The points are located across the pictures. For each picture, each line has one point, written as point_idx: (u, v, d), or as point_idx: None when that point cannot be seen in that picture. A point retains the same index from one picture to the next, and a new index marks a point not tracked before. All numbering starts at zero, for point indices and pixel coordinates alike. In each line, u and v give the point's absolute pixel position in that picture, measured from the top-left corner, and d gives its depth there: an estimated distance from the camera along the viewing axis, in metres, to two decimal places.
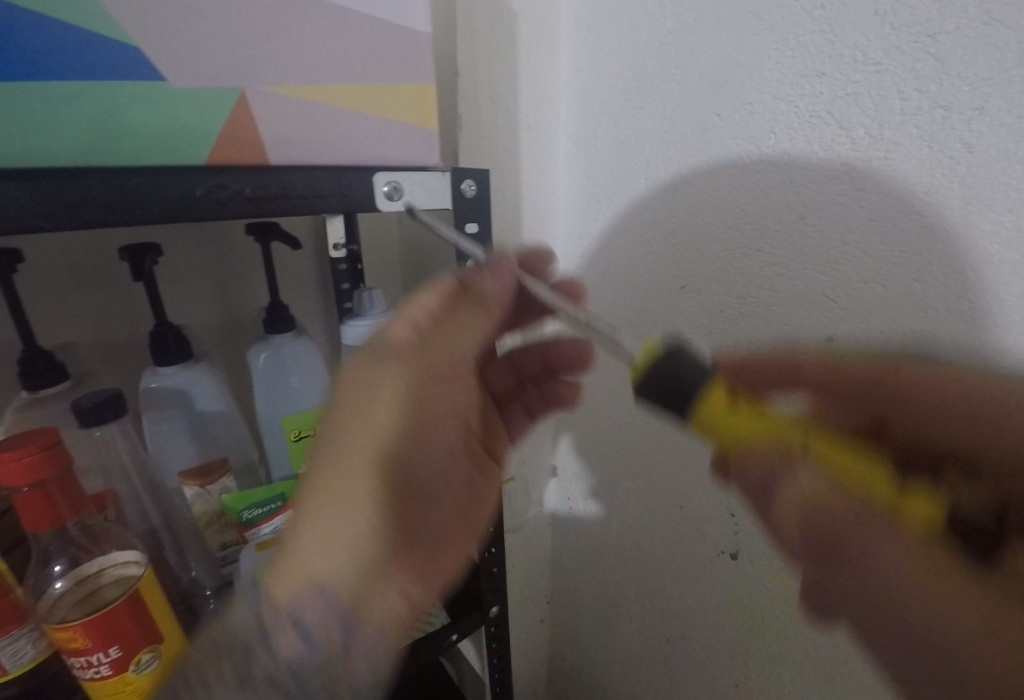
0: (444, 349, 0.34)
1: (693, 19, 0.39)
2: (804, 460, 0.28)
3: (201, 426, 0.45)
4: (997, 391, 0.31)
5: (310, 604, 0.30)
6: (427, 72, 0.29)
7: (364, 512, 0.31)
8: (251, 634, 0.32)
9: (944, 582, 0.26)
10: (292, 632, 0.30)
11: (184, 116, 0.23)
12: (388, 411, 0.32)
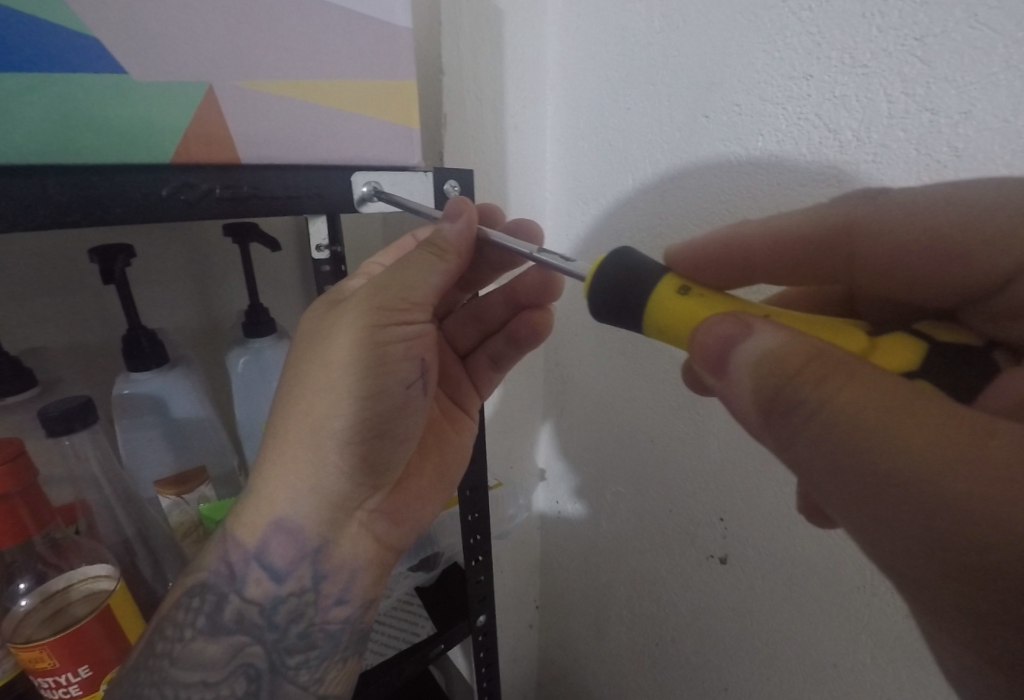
0: (394, 286, 0.31)
1: (681, 18, 0.38)
2: (761, 324, 0.25)
3: (178, 433, 0.43)
4: (942, 230, 0.29)
5: (272, 536, 0.32)
6: (407, 69, 0.29)
7: (325, 458, 0.31)
8: (220, 578, 0.32)
9: (919, 434, 0.21)
10: (253, 568, 0.32)
11: (147, 112, 0.22)
12: (343, 371, 0.30)
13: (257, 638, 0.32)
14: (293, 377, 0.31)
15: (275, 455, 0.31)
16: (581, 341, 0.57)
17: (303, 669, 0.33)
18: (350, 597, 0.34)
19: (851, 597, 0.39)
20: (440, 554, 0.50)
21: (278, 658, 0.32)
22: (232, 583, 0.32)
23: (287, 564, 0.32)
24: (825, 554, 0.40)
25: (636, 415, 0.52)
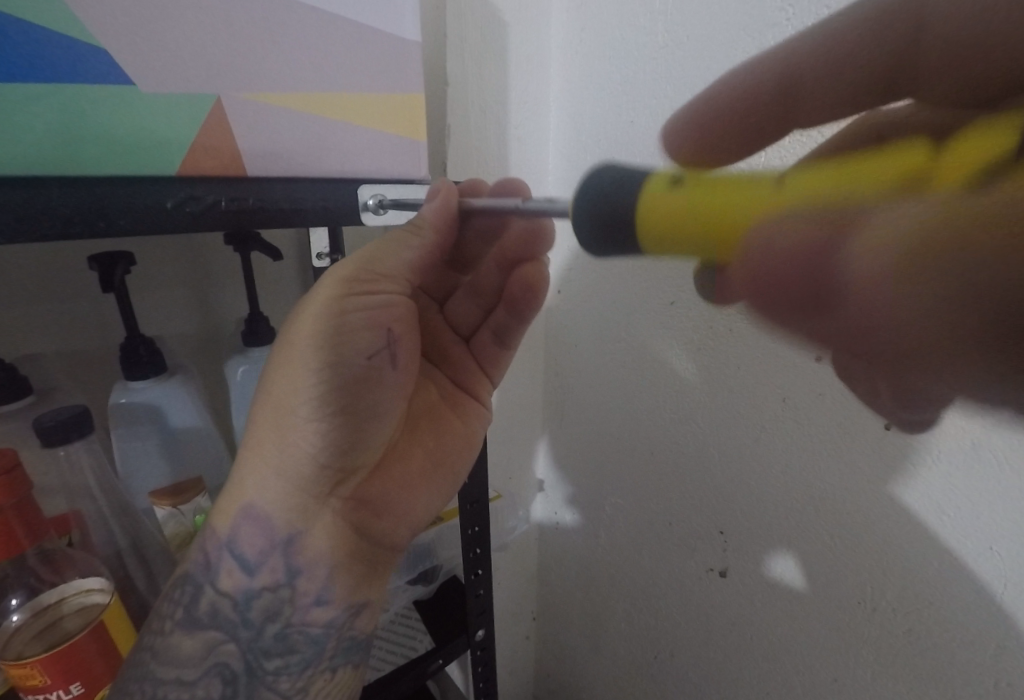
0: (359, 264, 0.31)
1: (684, 34, 0.38)
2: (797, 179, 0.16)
3: (175, 443, 0.42)
4: None
5: (242, 523, 0.32)
6: (415, 83, 0.29)
7: (284, 441, 0.31)
8: (198, 567, 0.32)
9: None
10: (225, 558, 0.32)
11: (154, 123, 0.22)
12: (306, 350, 0.30)
13: (234, 636, 0.31)
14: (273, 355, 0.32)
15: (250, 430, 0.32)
16: (581, 351, 0.56)
17: (284, 675, 0.31)
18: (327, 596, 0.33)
19: (853, 611, 0.39)
20: (438, 567, 0.50)
21: (256, 659, 0.31)
22: (207, 573, 0.31)
23: (257, 555, 0.32)
24: (826, 568, 0.40)
25: (637, 426, 0.52)
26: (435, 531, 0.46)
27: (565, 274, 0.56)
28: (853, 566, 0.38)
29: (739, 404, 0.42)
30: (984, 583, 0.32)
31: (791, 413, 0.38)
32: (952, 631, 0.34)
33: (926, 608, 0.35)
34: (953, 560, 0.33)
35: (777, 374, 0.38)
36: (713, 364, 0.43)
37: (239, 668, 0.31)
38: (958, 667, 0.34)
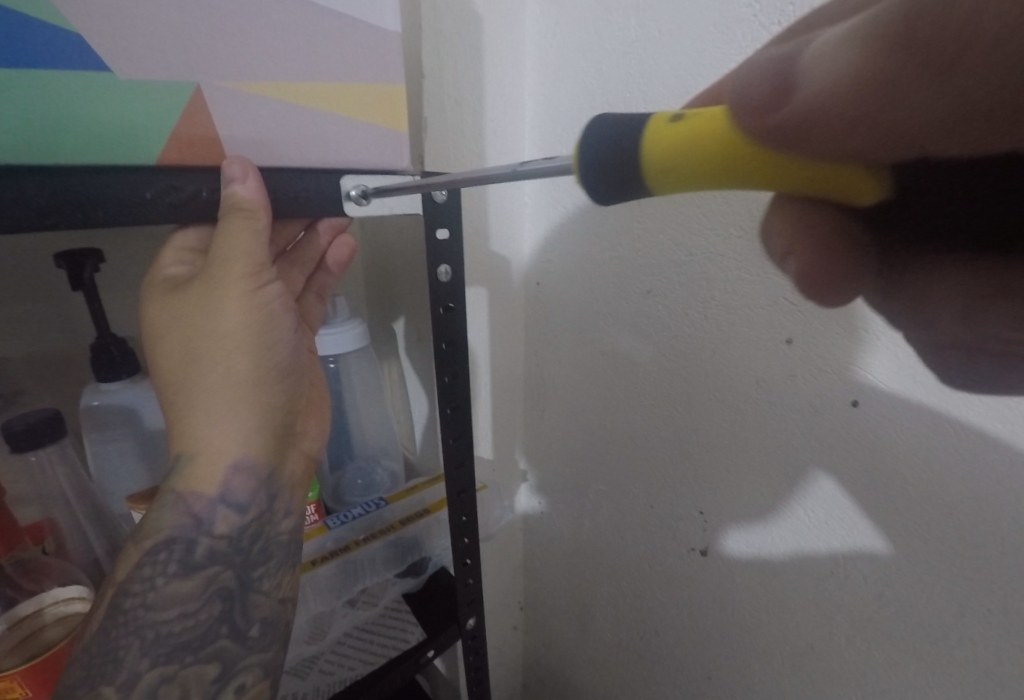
0: (229, 261, 0.26)
1: (656, 27, 0.39)
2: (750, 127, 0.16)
3: (150, 443, 0.41)
4: None
5: (230, 477, 0.29)
6: (395, 72, 0.29)
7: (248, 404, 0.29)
8: (184, 528, 0.28)
9: None
10: (218, 508, 0.29)
11: (131, 111, 0.21)
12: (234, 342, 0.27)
13: (227, 563, 0.29)
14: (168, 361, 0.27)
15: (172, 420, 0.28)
16: (561, 342, 0.57)
17: (265, 576, 0.31)
18: (293, 507, 0.33)
19: (827, 581, 0.41)
20: (427, 559, 0.50)
21: (244, 573, 0.30)
22: (199, 527, 0.29)
23: (250, 493, 0.30)
24: (801, 538, 0.42)
25: (617, 414, 0.53)
26: (423, 522, 0.47)
27: (543, 265, 0.56)
28: (825, 534, 0.40)
29: (716, 387, 0.43)
30: (945, 545, 0.34)
31: (765, 395, 0.40)
32: (918, 595, 0.36)
33: (895, 574, 0.36)
34: (918, 526, 0.34)
35: (752, 357, 0.40)
36: (690, 350, 0.44)
37: (235, 587, 0.29)
38: (924, 626, 0.36)
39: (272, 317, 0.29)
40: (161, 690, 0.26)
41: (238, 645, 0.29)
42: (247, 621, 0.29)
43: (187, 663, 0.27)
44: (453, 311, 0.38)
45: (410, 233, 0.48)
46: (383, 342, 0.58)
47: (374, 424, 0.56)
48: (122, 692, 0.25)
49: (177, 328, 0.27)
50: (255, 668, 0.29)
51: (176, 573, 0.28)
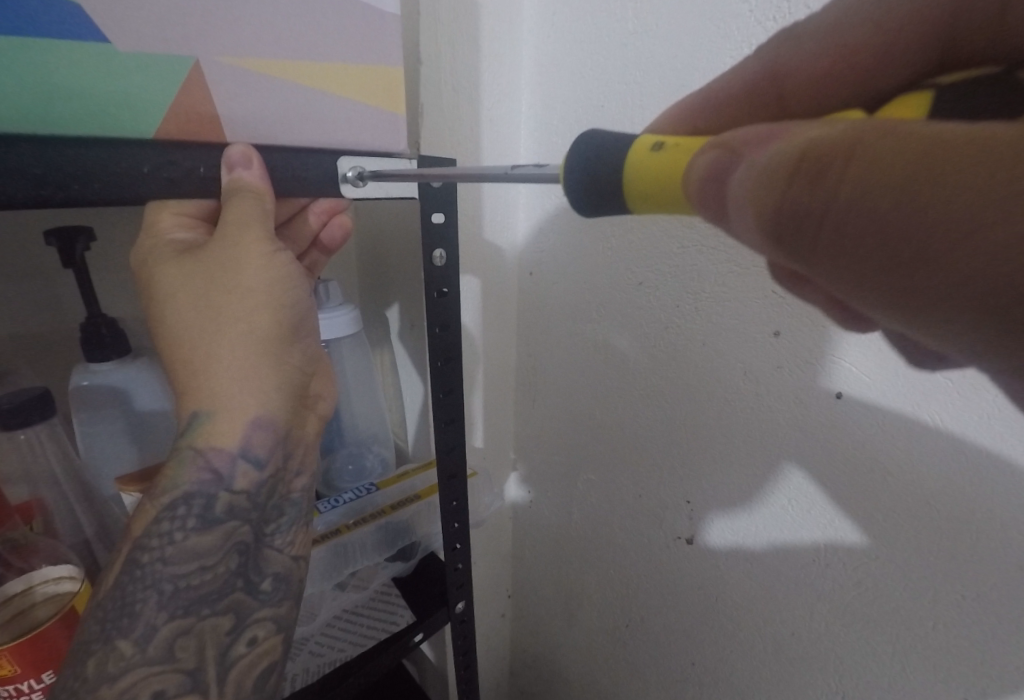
0: (233, 228, 0.26)
1: (653, 20, 0.40)
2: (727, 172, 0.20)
3: (141, 425, 0.41)
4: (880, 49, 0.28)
5: (250, 432, 0.28)
6: (394, 54, 0.29)
7: (272, 360, 0.28)
8: (203, 484, 0.28)
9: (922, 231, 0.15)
10: (238, 462, 0.29)
11: (129, 83, 0.21)
12: (256, 297, 0.27)
13: (245, 517, 0.29)
14: (182, 317, 0.27)
15: (186, 376, 0.28)
16: (553, 333, 0.58)
17: (278, 533, 0.31)
18: (306, 467, 0.33)
19: (808, 568, 0.42)
20: (416, 544, 0.50)
21: (259, 528, 0.30)
22: (219, 482, 0.28)
23: (269, 448, 0.29)
24: (784, 526, 0.42)
25: (608, 404, 0.54)
26: (413, 507, 0.47)
27: (536, 256, 0.57)
28: (809, 521, 0.41)
29: (705, 378, 0.44)
30: (922, 532, 0.34)
31: (752, 386, 0.41)
32: (893, 581, 0.37)
33: (873, 561, 0.37)
34: (895, 515, 0.35)
35: (740, 349, 0.41)
36: (681, 342, 0.45)
37: (251, 541, 0.29)
38: (899, 612, 0.37)
39: (293, 275, 0.29)
40: (178, 643, 0.26)
41: (251, 599, 0.29)
42: (260, 576, 0.30)
43: (204, 616, 0.27)
44: (447, 296, 0.38)
45: (404, 220, 0.48)
46: (376, 328, 0.58)
47: (365, 411, 0.56)
48: (139, 644, 0.25)
49: (193, 286, 0.27)
50: (268, 623, 0.30)
51: (196, 527, 0.27)
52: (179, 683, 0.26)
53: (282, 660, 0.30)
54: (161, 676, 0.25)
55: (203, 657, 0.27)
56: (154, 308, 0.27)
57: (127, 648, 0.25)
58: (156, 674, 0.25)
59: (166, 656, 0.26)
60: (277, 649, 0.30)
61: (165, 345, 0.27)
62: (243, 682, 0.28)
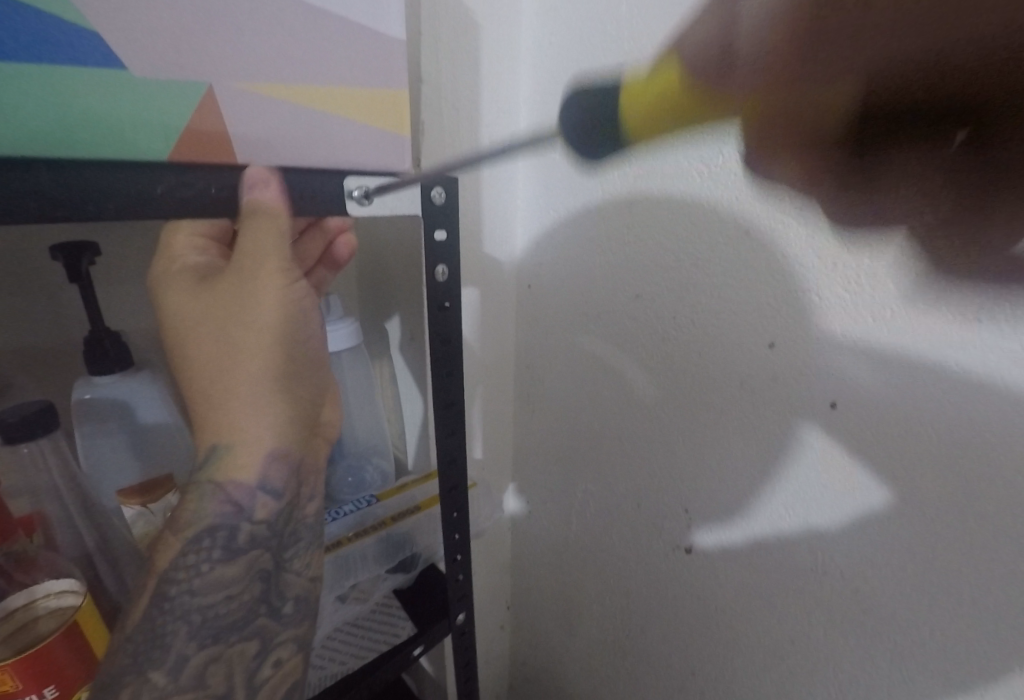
0: (254, 269, 0.27)
1: (649, 40, 0.41)
2: None
3: (143, 439, 0.41)
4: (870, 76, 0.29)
5: (267, 466, 0.30)
6: (400, 76, 0.29)
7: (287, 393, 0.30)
8: (225, 515, 0.29)
9: None
10: (257, 494, 0.30)
11: (147, 108, 0.22)
12: (276, 335, 0.28)
13: (265, 544, 0.30)
14: (203, 354, 0.28)
15: (208, 409, 0.29)
16: (552, 344, 0.58)
17: (296, 556, 0.32)
18: (317, 490, 0.34)
19: (805, 577, 0.42)
20: (417, 556, 0.50)
21: (280, 554, 0.31)
22: (239, 514, 0.30)
23: (285, 479, 0.31)
24: (802, 498, 0.40)
25: (606, 414, 0.54)
26: (413, 519, 0.48)
27: (535, 268, 0.57)
28: (824, 475, 0.38)
29: (702, 389, 0.44)
30: None
31: (748, 396, 0.41)
32: (888, 588, 0.37)
33: (869, 569, 0.38)
34: (888, 523, 0.36)
35: (734, 360, 0.42)
36: (678, 353, 0.46)
37: (273, 568, 0.31)
38: (896, 620, 0.37)
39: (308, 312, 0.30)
40: (209, 670, 0.28)
41: (275, 623, 0.31)
42: (282, 600, 0.31)
43: (232, 643, 0.29)
44: (449, 310, 0.38)
45: (404, 234, 0.48)
46: (375, 340, 0.59)
47: (365, 422, 0.56)
48: (172, 675, 0.27)
49: (209, 328, 0.28)
50: (290, 645, 0.31)
51: (220, 558, 0.29)
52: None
53: (304, 676, 0.32)
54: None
55: (232, 682, 0.29)
56: (169, 341, 0.29)
57: (161, 678, 0.27)
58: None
59: (199, 684, 0.27)
60: (298, 669, 0.31)
61: (182, 379, 0.29)
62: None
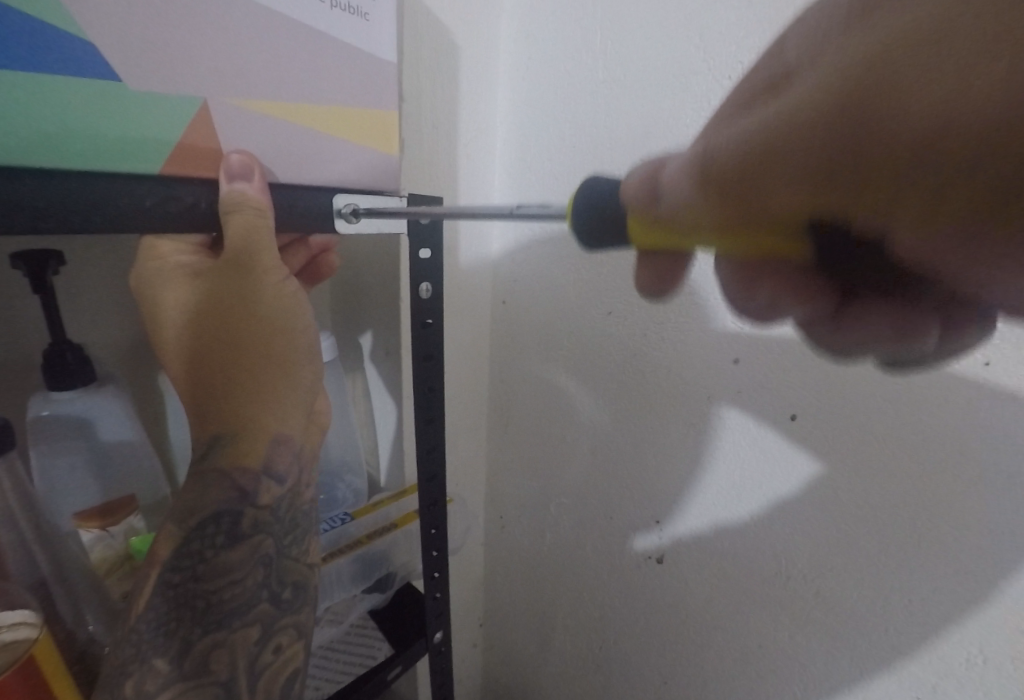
0: (257, 252, 0.26)
1: (622, 73, 0.43)
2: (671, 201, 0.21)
3: (104, 458, 0.39)
4: None
5: (274, 451, 0.29)
6: (390, 98, 0.30)
7: (291, 376, 0.29)
8: (230, 502, 0.28)
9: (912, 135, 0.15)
10: (263, 480, 0.29)
11: (142, 121, 0.22)
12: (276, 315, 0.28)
13: (268, 531, 0.30)
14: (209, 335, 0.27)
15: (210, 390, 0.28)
16: (526, 359, 0.59)
17: (295, 543, 0.31)
18: (316, 477, 0.33)
19: (771, 583, 0.44)
20: (393, 574, 0.50)
21: (282, 541, 0.30)
22: (245, 498, 0.29)
23: (290, 464, 0.30)
24: (734, 481, 0.44)
25: (579, 426, 0.55)
26: (388, 536, 0.47)
27: (509, 284, 0.58)
28: (751, 454, 0.42)
29: (673, 403, 0.46)
30: (874, 547, 0.37)
31: (715, 410, 0.43)
32: (847, 591, 0.39)
33: (829, 573, 0.40)
34: (846, 528, 0.38)
35: (703, 375, 0.43)
36: (649, 369, 0.47)
37: (275, 554, 0.30)
38: (856, 621, 0.40)
39: (300, 297, 0.29)
40: (212, 655, 0.27)
41: (276, 609, 0.29)
42: (283, 586, 0.30)
43: (234, 629, 0.28)
44: (432, 326, 0.39)
45: (381, 249, 0.48)
46: (348, 355, 0.58)
47: (338, 439, 0.55)
48: (174, 661, 0.26)
49: (214, 308, 0.27)
50: (291, 629, 0.30)
51: (225, 544, 0.28)
52: (216, 694, 0.27)
53: (305, 663, 0.31)
54: (200, 688, 0.26)
55: (235, 668, 0.27)
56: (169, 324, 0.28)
57: (165, 665, 0.26)
58: (192, 687, 0.26)
59: (201, 671, 0.27)
60: (299, 655, 0.30)
61: (183, 365, 0.28)
62: (272, 688, 0.29)
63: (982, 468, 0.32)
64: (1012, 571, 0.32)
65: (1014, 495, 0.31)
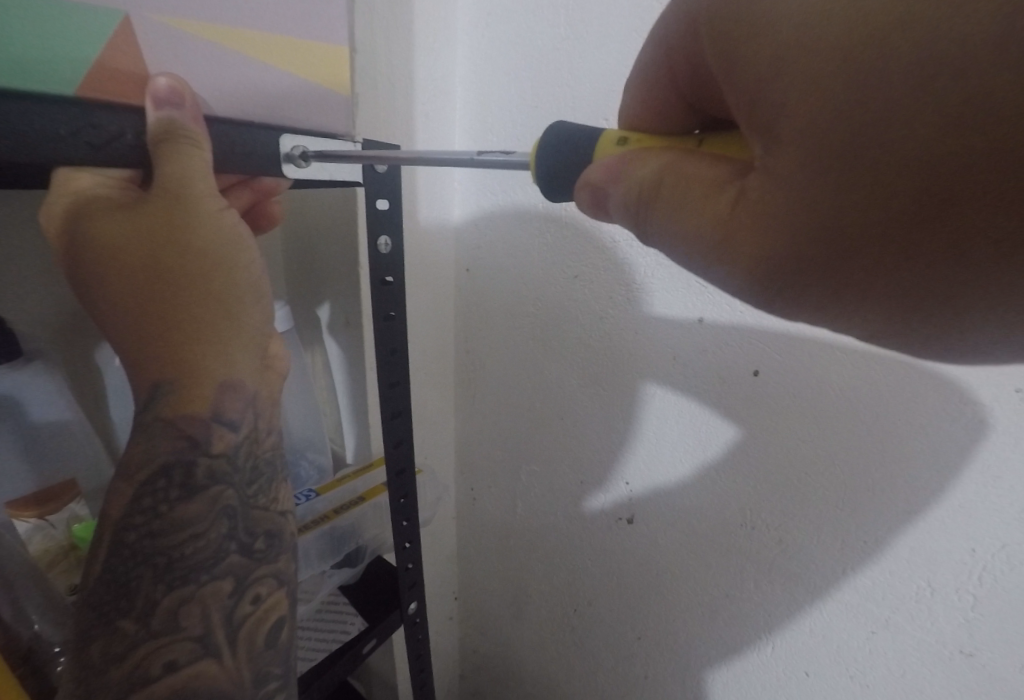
0: (194, 179, 0.24)
1: (585, 28, 0.42)
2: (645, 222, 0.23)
3: (37, 441, 0.36)
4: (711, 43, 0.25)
5: (222, 395, 0.27)
6: (341, 32, 0.27)
7: (235, 313, 0.27)
8: (179, 453, 0.26)
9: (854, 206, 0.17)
10: (213, 427, 0.27)
11: (52, 33, 0.19)
12: (213, 261, 0.26)
13: (229, 481, 0.28)
14: (144, 293, 0.25)
15: (148, 340, 0.25)
16: (491, 328, 0.58)
17: (260, 492, 0.29)
18: (275, 423, 0.31)
19: (737, 534, 0.45)
20: (364, 549, 0.47)
21: (245, 491, 0.28)
22: (196, 448, 0.27)
23: (241, 410, 0.28)
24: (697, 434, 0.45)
25: (547, 392, 0.55)
26: (357, 510, 0.45)
27: (472, 251, 0.57)
28: (678, 427, 0.46)
29: (637, 364, 0.46)
30: (835, 491, 0.38)
31: (679, 368, 0.44)
32: (808, 535, 0.41)
33: (792, 520, 0.41)
34: (808, 474, 0.39)
35: (669, 335, 0.44)
36: (614, 332, 0.47)
37: (239, 504, 0.28)
38: (815, 563, 0.41)
39: (241, 233, 0.27)
40: (183, 611, 0.25)
41: (248, 560, 0.28)
42: (252, 536, 0.28)
43: (203, 583, 0.26)
44: (393, 285, 0.37)
45: (336, 212, 0.46)
46: (306, 329, 0.55)
47: (299, 415, 0.53)
48: (141, 620, 0.24)
49: (141, 244, 0.24)
50: (269, 579, 0.29)
51: (180, 497, 0.26)
52: (191, 650, 0.25)
53: (290, 611, 0.30)
54: (172, 645, 0.25)
55: (209, 622, 0.26)
56: (93, 268, 0.25)
57: (131, 626, 0.24)
58: (167, 644, 0.25)
59: (172, 627, 0.25)
60: (282, 602, 0.29)
61: (117, 313, 0.25)
62: (254, 639, 0.28)
63: (935, 412, 0.33)
64: (953, 501, 0.34)
65: (956, 431, 0.33)
